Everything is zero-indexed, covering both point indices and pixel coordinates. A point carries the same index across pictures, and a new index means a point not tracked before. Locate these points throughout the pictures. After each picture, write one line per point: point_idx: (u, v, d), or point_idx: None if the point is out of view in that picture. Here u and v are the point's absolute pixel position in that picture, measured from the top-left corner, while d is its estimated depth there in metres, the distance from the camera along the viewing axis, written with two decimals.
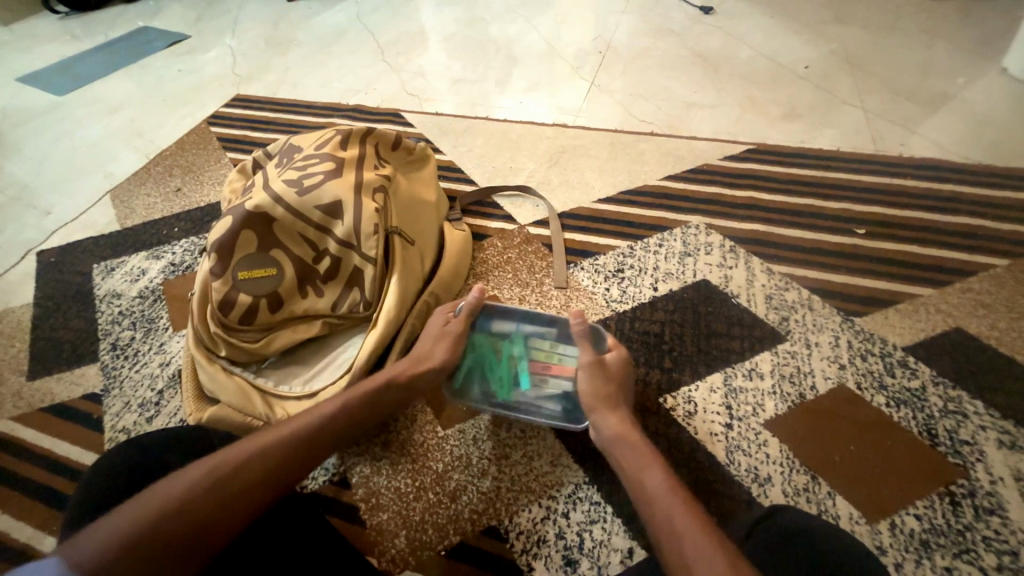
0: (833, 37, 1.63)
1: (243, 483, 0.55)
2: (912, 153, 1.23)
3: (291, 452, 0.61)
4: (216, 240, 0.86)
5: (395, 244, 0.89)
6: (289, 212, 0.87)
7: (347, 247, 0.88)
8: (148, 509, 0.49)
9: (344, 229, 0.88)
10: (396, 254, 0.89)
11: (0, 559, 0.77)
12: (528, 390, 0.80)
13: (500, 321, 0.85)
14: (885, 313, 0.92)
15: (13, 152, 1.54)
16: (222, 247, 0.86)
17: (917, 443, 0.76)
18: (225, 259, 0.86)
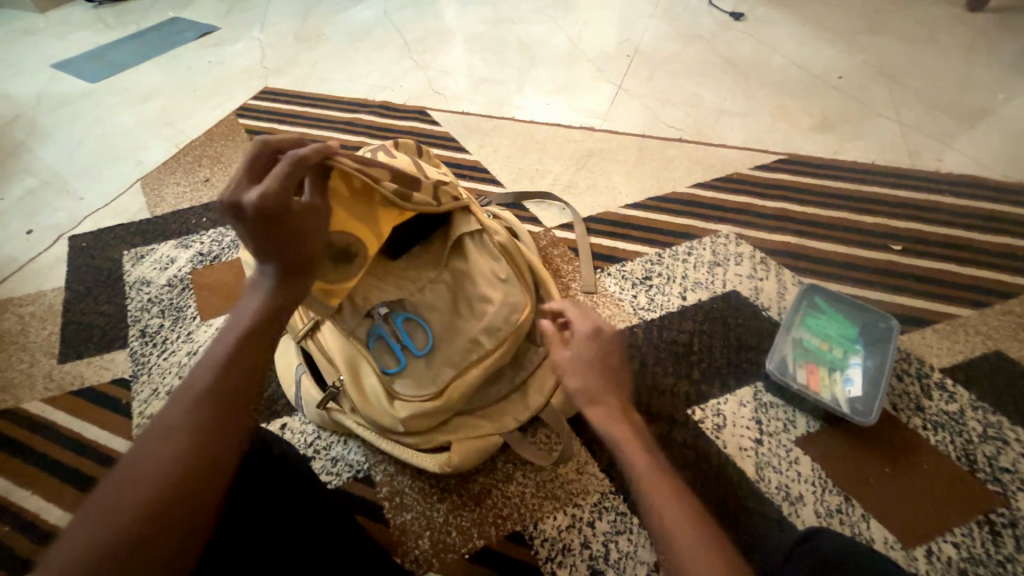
0: (865, 47, 1.60)
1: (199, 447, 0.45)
2: (949, 170, 1.20)
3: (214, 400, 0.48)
4: (346, 351, 0.75)
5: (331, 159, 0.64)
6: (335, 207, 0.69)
7: (284, 214, 0.54)
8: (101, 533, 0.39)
9: (260, 212, 0.52)
10: (341, 176, 0.69)
11: (32, 539, 0.79)
12: (795, 358, 0.84)
13: (868, 352, 0.83)
14: (922, 333, 0.90)
15: (46, 138, 1.57)
16: (349, 349, 0.75)
17: (955, 468, 0.74)
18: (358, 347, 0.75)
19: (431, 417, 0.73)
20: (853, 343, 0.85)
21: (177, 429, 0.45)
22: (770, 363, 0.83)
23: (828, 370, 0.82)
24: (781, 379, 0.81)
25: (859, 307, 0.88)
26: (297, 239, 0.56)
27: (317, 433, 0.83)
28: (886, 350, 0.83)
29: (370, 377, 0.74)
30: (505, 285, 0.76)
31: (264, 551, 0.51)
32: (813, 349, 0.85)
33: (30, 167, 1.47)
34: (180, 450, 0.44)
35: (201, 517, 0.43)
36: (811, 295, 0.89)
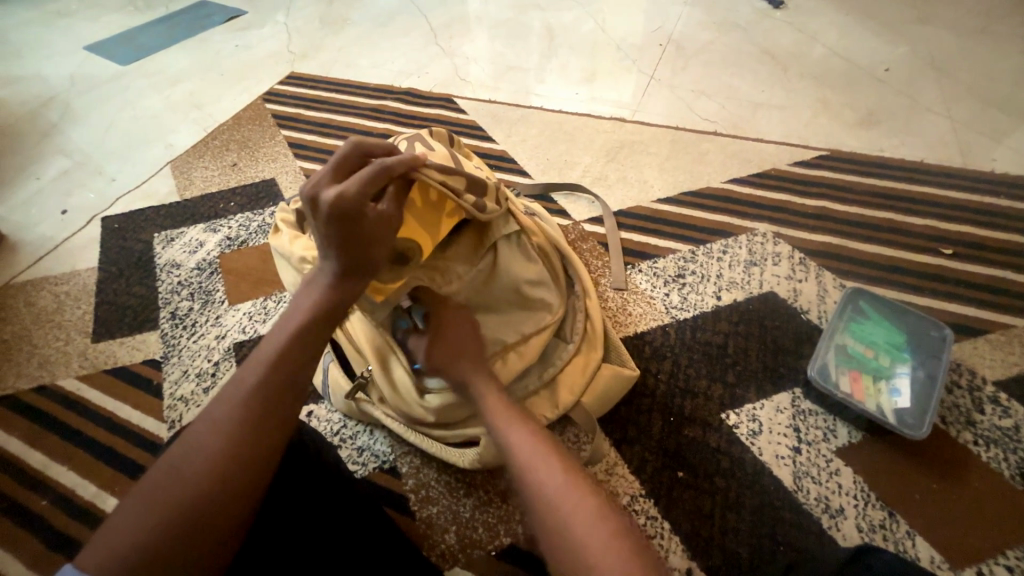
0: (914, 38, 1.52)
1: (243, 443, 0.46)
2: (1004, 170, 1.13)
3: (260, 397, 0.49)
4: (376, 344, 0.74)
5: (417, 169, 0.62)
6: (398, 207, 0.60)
7: (358, 219, 0.55)
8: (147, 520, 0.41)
9: (335, 210, 0.54)
10: (421, 187, 0.65)
11: (68, 514, 0.81)
12: (838, 364, 0.80)
13: (917, 363, 0.79)
14: (974, 343, 0.85)
15: (79, 120, 1.59)
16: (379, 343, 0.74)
17: (1009, 487, 0.70)
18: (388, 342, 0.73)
19: (458, 412, 0.72)
20: (901, 351, 0.81)
21: (225, 422, 0.47)
22: (812, 367, 0.79)
23: (873, 379, 0.78)
24: (822, 384, 0.78)
25: (907, 316, 0.84)
26: (367, 246, 0.57)
27: (343, 422, 0.83)
28: (936, 362, 0.79)
29: (398, 370, 0.73)
30: (536, 287, 0.73)
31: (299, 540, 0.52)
32: (856, 356, 0.81)
33: (63, 148, 1.49)
34: (225, 445, 0.45)
35: (240, 514, 0.44)
36: (856, 299, 0.85)
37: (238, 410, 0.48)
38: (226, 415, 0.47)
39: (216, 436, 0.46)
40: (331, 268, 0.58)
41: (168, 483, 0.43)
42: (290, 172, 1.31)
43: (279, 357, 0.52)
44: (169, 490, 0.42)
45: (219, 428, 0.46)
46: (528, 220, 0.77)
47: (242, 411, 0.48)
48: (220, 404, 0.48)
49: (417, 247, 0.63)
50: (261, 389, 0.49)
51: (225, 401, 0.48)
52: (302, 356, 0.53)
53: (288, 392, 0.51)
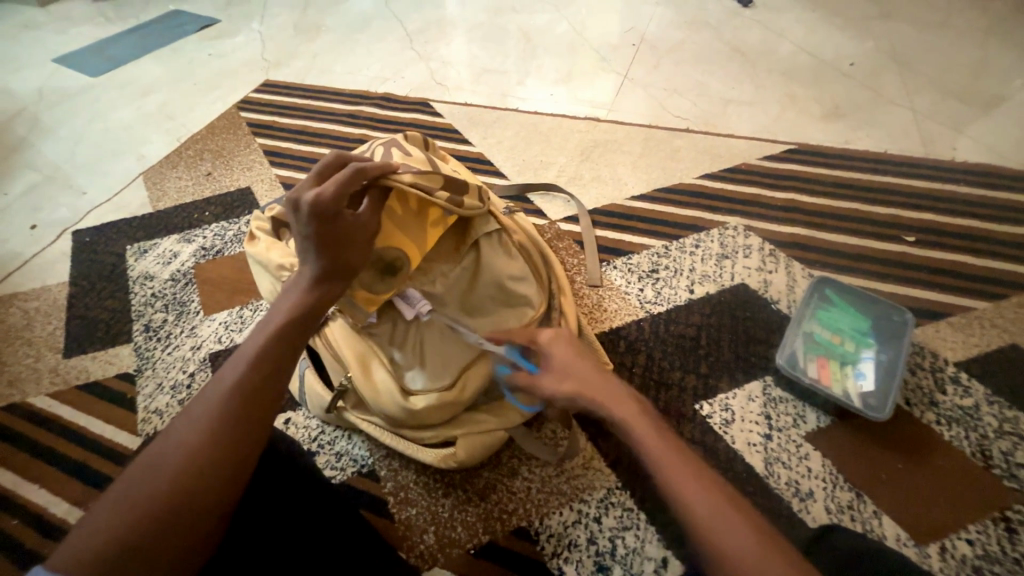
0: (877, 33, 1.56)
1: (222, 445, 0.46)
2: (964, 159, 1.17)
3: (239, 399, 0.48)
4: (355, 350, 0.74)
5: (390, 176, 0.68)
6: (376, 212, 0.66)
7: (336, 220, 0.60)
8: (121, 522, 0.40)
9: (313, 209, 0.59)
10: (400, 197, 0.71)
11: (40, 533, 0.79)
12: (806, 352, 0.82)
13: (881, 347, 0.82)
14: (936, 326, 0.88)
15: (48, 133, 1.56)
16: (360, 349, 0.74)
17: (970, 464, 0.72)
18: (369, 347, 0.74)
19: (446, 410, 0.72)
20: (866, 336, 0.83)
21: (202, 423, 0.46)
22: (781, 357, 0.81)
23: (839, 364, 0.80)
24: (792, 373, 0.80)
25: (871, 302, 0.86)
26: (343, 247, 0.61)
27: (321, 428, 0.83)
28: (900, 345, 0.81)
29: (380, 373, 0.73)
30: (519, 282, 0.75)
31: (273, 545, 0.52)
32: (824, 343, 0.83)
33: (32, 162, 1.46)
34: (203, 446, 0.45)
35: (218, 515, 0.44)
36: (822, 288, 0.87)
37: (214, 410, 0.47)
38: (202, 414, 0.47)
39: (191, 436, 0.45)
40: (310, 268, 0.60)
41: (140, 483, 0.42)
42: (266, 179, 1.31)
43: (260, 359, 0.52)
44: (145, 492, 0.42)
45: (195, 428, 0.46)
46: (507, 220, 0.81)
47: (218, 411, 0.47)
48: (197, 404, 0.48)
49: (404, 258, 0.70)
50: (241, 390, 0.49)
51: (203, 402, 0.48)
52: (283, 358, 0.53)
53: (266, 393, 0.50)
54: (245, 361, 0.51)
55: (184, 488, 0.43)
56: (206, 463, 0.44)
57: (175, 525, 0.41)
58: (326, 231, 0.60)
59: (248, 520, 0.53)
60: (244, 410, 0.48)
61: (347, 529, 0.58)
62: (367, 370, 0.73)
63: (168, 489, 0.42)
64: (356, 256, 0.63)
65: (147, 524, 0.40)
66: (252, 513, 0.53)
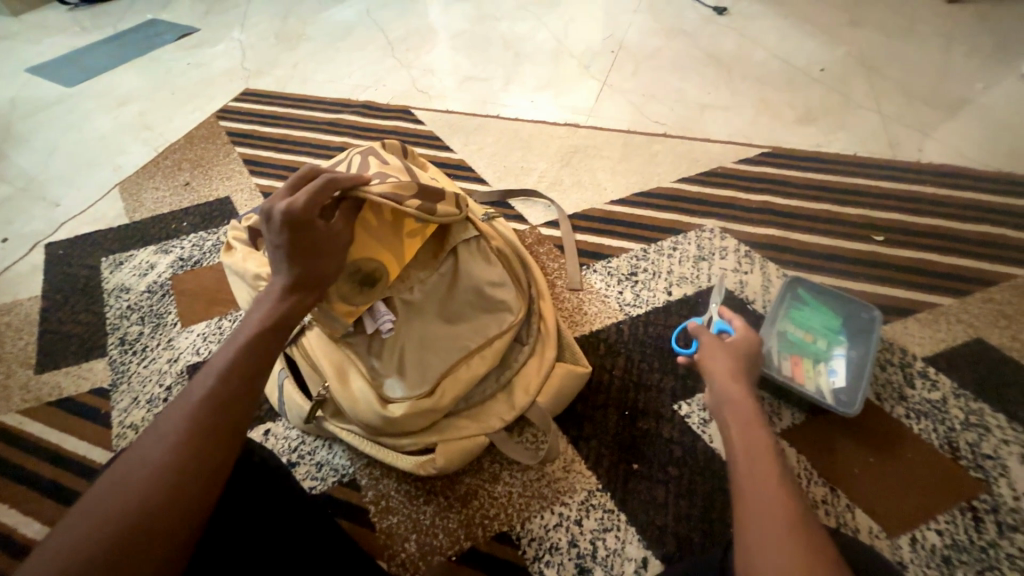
0: (846, 40, 1.61)
1: (195, 455, 0.45)
2: (930, 160, 1.21)
3: (212, 409, 0.48)
4: (332, 360, 0.74)
5: (363, 186, 0.69)
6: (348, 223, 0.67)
7: (306, 229, 0.61)
8: (89, 537, 0.39)
9: (285, 218, 0.60)
10: (374, 207, 0.71)
11: (8, 555, 0.77)
12: (781, 350, 0.84)
13: (851, 344, 0.84)
14: (905, 322, 0.90)
15: (21, 144, 1.53)
16: (336, 359, 0.74)
17: (938, 456, 0.75)
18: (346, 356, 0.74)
19: (425, 416, 0.72)
20: (837, 333, 0.85)
21: (173, 435, 0.46)
22: (758, 356, 0.82)
23: (813, 362, 0.82)
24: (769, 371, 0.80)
25: (840, 301, 0.88)
26: (315, 255, 0.63)
27: (301, 438, 0.82)
28: (868, 342, 0.83)
29: (358, 383, 0.73)
30: (497, 288, 0.76)
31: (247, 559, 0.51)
32: (797, 341, 0.85)
33: (4, 174, 1.43)
34: (174, 458, 0.45)
35: (191, 527, 0.43)
36: (795, 287, 0.90)
37: (185, 423, 0.47)
38: (173, 426, 0.46)
39: (162, 449, 0.45)
40: (284, 278, 0.61)
41: (107, 500, 0.41)
42: (246, 189, 1.30)
43: (233, 368, 0.52)
44: (113, 506, 0.41)
45: (165, 440, 0.46)
46: (485, 226, 0.82)
47: (190, 423, 0.47)
48: (167, 417, 0.48)
49: (381, 267, 0.71)
50: (213, 401, 0.49)
51: (174, 414, 0.47)
52: (258, 366, 0.53)
53: (240, 404, 0.50)
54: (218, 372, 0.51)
55: (155, 501, 0.42)
56: (179, 475, 0.44)
57: (146, 538, 0.41)
58: (298, 239, 0.61)
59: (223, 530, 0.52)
60: (217, 421, 0.48)
61: (324, 536, 0.58)
62: (344, 380, 0.73)
63: (139, 501, 0.42)
64: (328, 266, 0.64)
65: (116, 539, 0.40)
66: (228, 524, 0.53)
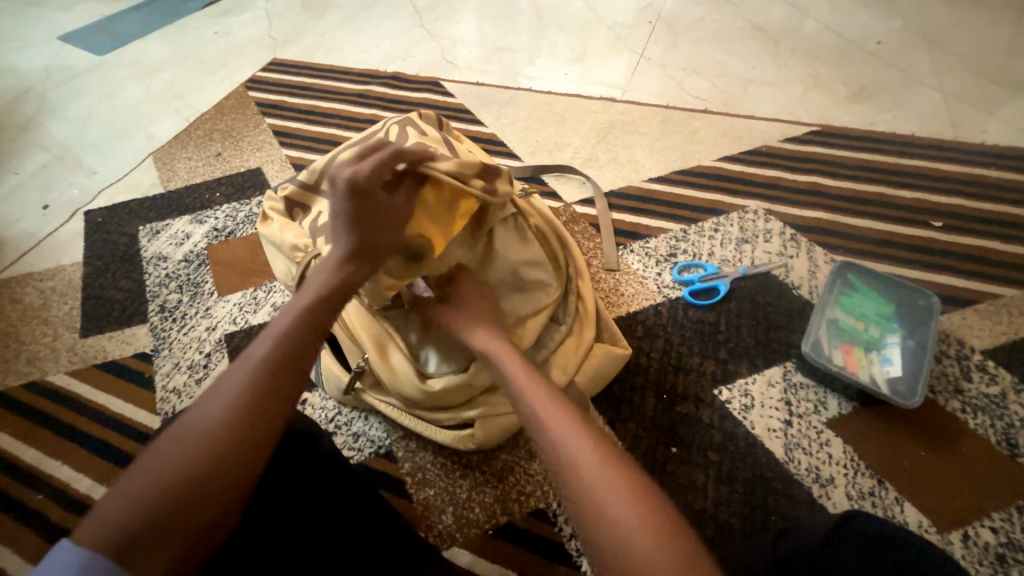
0: (906, 10, 1.50)
1: (249, 421, 0.46)
2: (995, 142, 1.13)
3: (265, 378, 0.49)
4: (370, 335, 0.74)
5: (427, 160, 0.65)
6: (405, 199, 0.64)
7: (368, 198, 0.62)
8: (148, 490, 0.40)
9: (350, 189, 0.62)
10: (433, 185, 0.66)
11: (64, 508, 0.81)
12: (830, 338, 0.80)
13: (907, 333, 0.80)
14: (963, 313, 0.86)
15: (56, 112, 1.54)
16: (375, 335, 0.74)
17: (995, 453, 0.71)
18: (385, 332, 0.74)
19: (460, 394, 0.72)
20: (890, 321, 0.82)
21: (230, 398, 0.47)
22: (806, 344, 0.79)
23: (864, 351, 0.79)
24: (819, 360, 0.77)
25: (894, 289, 0.84)
26: (371, 227, 0.63)
27: (338, 409, 0.83)
28: (926, 329, 0.80)
29: (396, 358, 0.73)
30: (535, 270, 0.73)
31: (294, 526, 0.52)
32: (848, 329, 0.81)
33: (41, 141, 1.45)
34: (228, 422, 0.45)
35: (241, 493, 0.43)
36: (846, 273, 0.86)
37: (242, 387, 0.48)
38: (230, 391, 0.47)
39: (219, 411, 0.46)
40: (337, 249, 0.63)
41: (166, 456, 0.42)
42: (276, 160, 1.29)
43: (286, 340, 0.53)
44: (170, 463, 0.42)
45: (221, 404, 0.46)
46: (525, 204, 0.78)
47: (245, 387, 0.48)
48: (225, 381, 0.49)
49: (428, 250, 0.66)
50: (267, 371, 0.50)
51: (230, 379, 0.48)
52: (308, 341, 0.55)
53: (292, 373, 0.51)
54: (273, 342, 0.52)
55: (210, 463, 0.43)
56: (233, 439, 0.44)
57: (200, 498, 0.41)
58: (354, 214, 0.62)
59: (267, 506, 0.52)
60: (271, 389, 0.49)
61: (369, 514, 0.57)
62: (381, 355, 0.73)
63: (194, 461, 0.42)
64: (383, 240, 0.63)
65: (171, 495, 0.40)
66: (269, 499, 0.52)
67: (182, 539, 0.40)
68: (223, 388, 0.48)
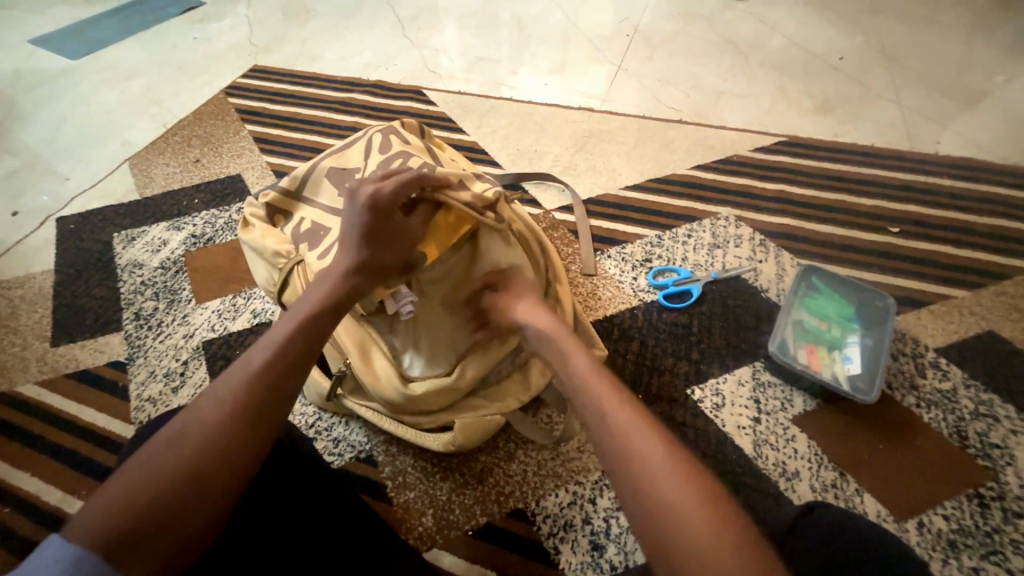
0: (866, 28, 1.58)
1: (241, 427, 0.46)
2: (948, 153, 1.20)
3: (262, 385, 0.49)
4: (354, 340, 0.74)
5: (446, 192, 0.69)
6: (418, 222, 0.67)
7: (386, 218, 0.64)
8: (137, 492, 0.40)
9: (372, 204, 0.63)
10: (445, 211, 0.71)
11: (32, 521, 0.79)
12: (796, 338, 0.84)
13: (867, 333, 0.84)
14: (918, 314, 0.91)
15: (27, 117, 1.51)
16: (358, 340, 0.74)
17: (947, 444, 0.76)
18: (369, 337, 0.74)
19: (446, 397, 0.73)
20: (851, 321, 0.86)
21: (225, 403, 0.47)
22: (773, 345, 0.83)
23: (827, 350, 0.83)
24: (784, 360, 0.81)
25: (855, 292, 0.89)
26: (385, 246, 0.64)
27: (318, 415, 0.83)
28: (884, 329, 0.84)
29: (379, 362, 0.74)
30: (520, 273, 0.75)
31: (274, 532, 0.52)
32: (812, 329, 0.85)
33: (11, 146, 1.42)
34: (221, 428, 0.45)
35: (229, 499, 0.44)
36: (810, 276, 0.90)
37: (240, 392, 0.48)
38: (226, 395, 0.48)
39: (216, 415, 0.46)
40: (346, 259, 0.64)
41: (156, 459, 0.43)
42: (256, 167, 1.29)
43: (284, 347, 0.53)
44: (161, 466, 0.42)
45: (215, 408, 0.47)
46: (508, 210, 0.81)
47: (244, 392, 0.48)
48: (221, 384, 0.49)
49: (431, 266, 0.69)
50: (264, 378, 0.50)
51: (226, 382, 0.49)
52: (307, 346, 0.55)
53: (289, 380, 0.51)
54: (272, 347, 0.52)
55: (201, 468, 0.43)
56: (226, 445, 0.45)
57: (190, 502, 0.42)
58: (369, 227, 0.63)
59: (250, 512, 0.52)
60: (268, 396, 0.49)
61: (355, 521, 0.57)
62: (367, 360, 0.74)
63: (185, 465, 0.43)
64: (393, 258, 0.65)
65: (159, 499, 0.41)
66: (253, 505, 0.53)
67: (168, 543, 0.40)
68: (220, 391, 0.48)
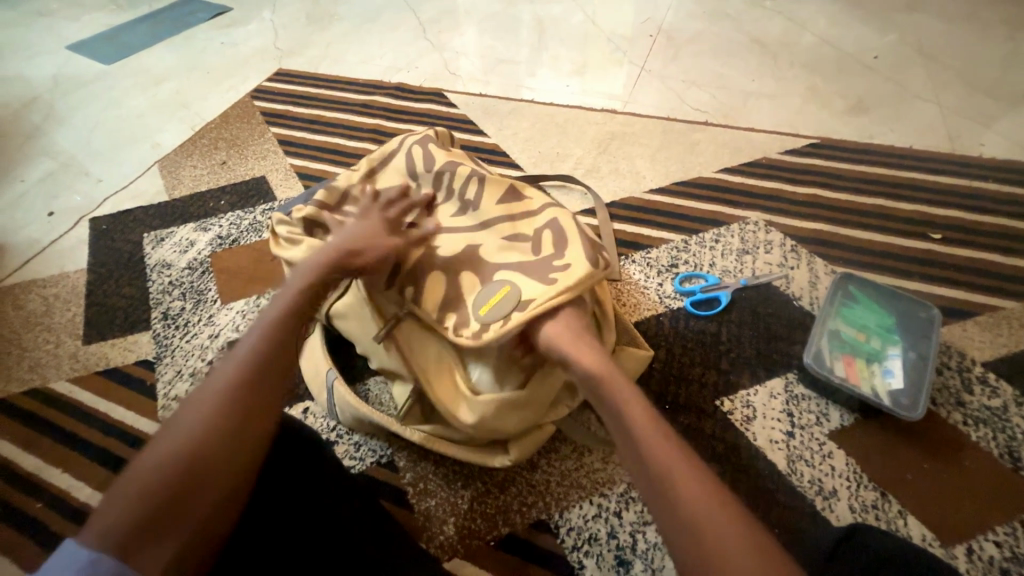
0: (902, 25, 1.52)
1: (240, 407, 0.46)
2: (993, 155, 1.14)
3: (255, 368, 0.50)
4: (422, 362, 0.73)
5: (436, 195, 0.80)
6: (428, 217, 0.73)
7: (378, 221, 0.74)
8: (142, 485, 0.41)
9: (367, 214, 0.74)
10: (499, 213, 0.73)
11: (62, 516, 0.80)
12: (833, 351, 0.80)
13: (910, 345, 0.80)
14: (963, 326, 0.86)
15: (63, 120, 1.56)
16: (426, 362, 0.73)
17: (997, 466, 0.71)
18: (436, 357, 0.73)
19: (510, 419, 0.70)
20: (892, 333, 0.82)
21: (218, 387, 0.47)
22: (809, 359, 0.78)
23: (866, 362, 0.79)
24: (822, 375, 0.77)
25: (895, 302, 0.85)
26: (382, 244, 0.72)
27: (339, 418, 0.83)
28: (929, 342, 0.80)
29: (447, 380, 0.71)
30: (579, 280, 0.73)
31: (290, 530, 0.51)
32: (849, 341, 0.82)
33: (47, 149, 1.46)
34: (217, 412, 0.46)
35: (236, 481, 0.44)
36: (847, 284, 0.86)
37: (232, 375, 0.48)
38: (221, 378, 0.48)
39: (207, 403, 0.46)
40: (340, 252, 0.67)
41: (158, 450, 0.43)
42: (280, 169, 1.30)
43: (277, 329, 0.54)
44: (161, 456, 0.42)
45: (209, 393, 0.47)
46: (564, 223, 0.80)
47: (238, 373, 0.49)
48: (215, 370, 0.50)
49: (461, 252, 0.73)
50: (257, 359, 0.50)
51: (221, 368, 0.49)
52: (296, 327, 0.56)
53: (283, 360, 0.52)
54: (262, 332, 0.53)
55: (204, 454, 0.43)
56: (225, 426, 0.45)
57: (197, 487, 0.42)
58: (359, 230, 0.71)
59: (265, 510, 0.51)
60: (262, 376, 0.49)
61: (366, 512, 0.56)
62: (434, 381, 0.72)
63: (188, 451, 0.43)
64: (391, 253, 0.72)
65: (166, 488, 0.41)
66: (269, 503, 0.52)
67: (183, 530, 0.40)
68: (215, 377, 0.49)
